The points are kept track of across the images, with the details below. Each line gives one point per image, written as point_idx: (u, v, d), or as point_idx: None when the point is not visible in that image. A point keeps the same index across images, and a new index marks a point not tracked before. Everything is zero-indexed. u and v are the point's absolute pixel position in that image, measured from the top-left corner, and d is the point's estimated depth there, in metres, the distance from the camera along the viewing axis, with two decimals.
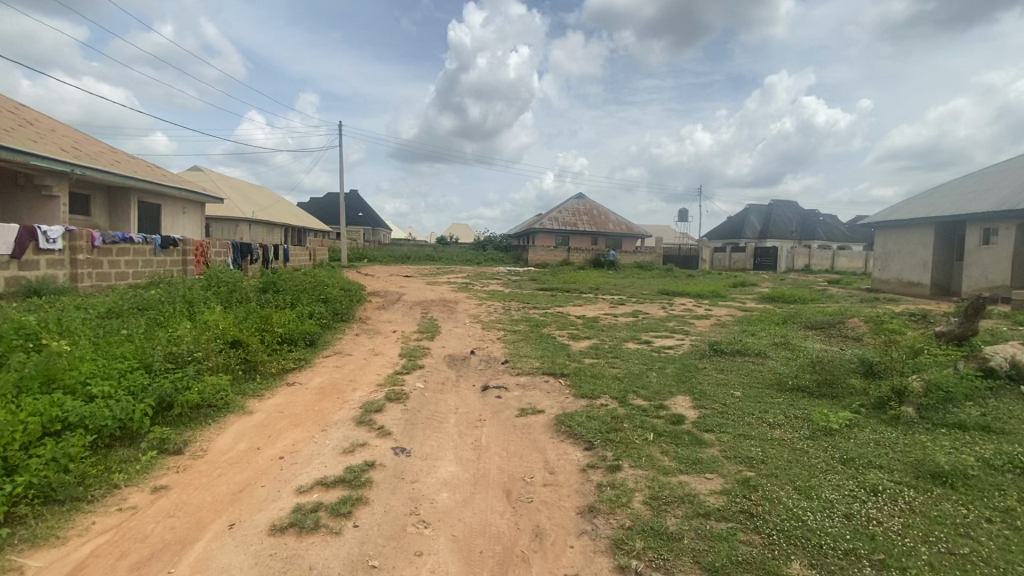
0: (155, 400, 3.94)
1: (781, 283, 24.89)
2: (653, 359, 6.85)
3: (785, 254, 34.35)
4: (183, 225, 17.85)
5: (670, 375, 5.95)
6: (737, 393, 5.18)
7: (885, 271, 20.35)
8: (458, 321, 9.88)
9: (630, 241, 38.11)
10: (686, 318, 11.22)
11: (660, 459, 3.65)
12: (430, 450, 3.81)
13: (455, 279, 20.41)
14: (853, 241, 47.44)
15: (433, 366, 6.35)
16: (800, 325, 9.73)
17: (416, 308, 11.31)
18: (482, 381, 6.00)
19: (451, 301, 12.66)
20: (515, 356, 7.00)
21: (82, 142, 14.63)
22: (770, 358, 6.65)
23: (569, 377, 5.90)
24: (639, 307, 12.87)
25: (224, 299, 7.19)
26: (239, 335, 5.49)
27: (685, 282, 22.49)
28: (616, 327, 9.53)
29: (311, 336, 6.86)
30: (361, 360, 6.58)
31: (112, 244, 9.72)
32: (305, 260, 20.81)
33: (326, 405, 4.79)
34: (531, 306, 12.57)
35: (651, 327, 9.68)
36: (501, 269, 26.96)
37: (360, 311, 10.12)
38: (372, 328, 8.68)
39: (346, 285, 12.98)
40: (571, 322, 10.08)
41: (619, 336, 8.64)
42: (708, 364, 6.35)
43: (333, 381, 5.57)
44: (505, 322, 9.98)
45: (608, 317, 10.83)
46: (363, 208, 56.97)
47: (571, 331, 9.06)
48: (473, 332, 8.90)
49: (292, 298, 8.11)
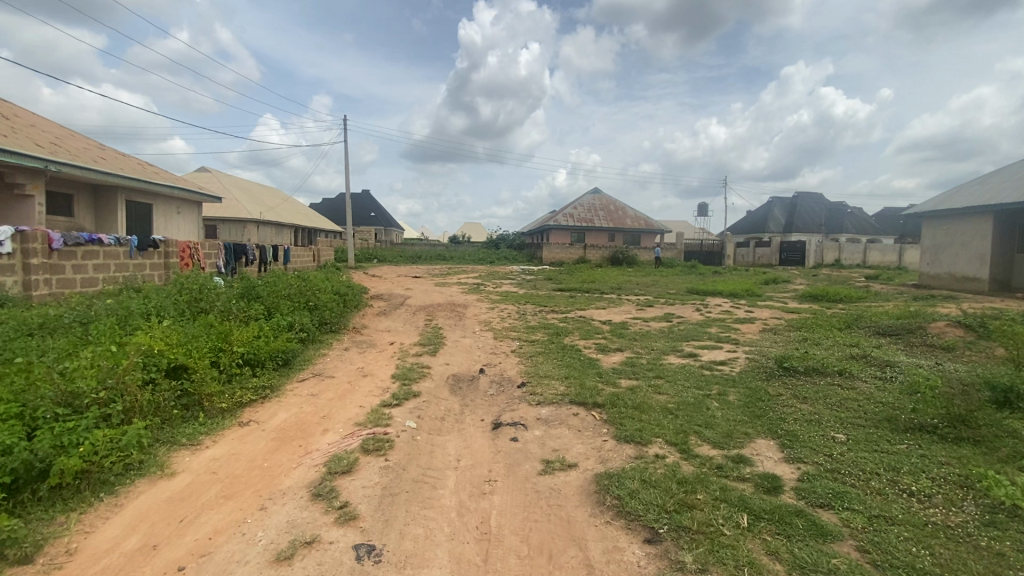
0: (19, 468, 2.68)
1: (815, 280, 23.17)
2: (707, 380, 5.47)
3: (814, 249, 32.49)
4: (178, 226, 16.86)
5: (738, 407, 4.56)
6: (840, 437, 3.80)
7: (935, 266, 18.60)
8: (467, 330, 8.58)
9: (649, 237, 36.46)
10: (729, 323, 9.77)
11: (771, 570, 2.33)
12: (413, 549, 2.53)
13: (466, 280, 19.13)
14: (884, 234, 45.13)
15: (431, 391, 5.05)
16: (870, 331, 8.23)
17: (420, 313, 10.06)
18: (493, 414, 4.70)
19: (459, 305, 11.35)
20: (534, 376, 5.68)
21: (64, 138, 13.66)
22: (859, 379, 5.23)
23: (605, 410, 4.57)
24: (671, 309, 11.42)
25: (184, 309, 5.96)
26: (184, 360, 4.34)
27: (713, 279, 20.92)
28: (651, 336, 8.13)
29: (284, 355, 5.62)
30: (344, 385, 5.31)
31: (77, 246, 8.59)
32: (308, 261, 19.69)
33: (279, 459, 3.54)
34: (549, 310, 11.23)
35: (692, 335, 8.28)
36: (514, 268, 25.64)
37: (355, 320, 8.86)
38: (364, 341, 7.40)
39: (345, 288, 11.78)
40: (598, 330, 8.71)
41: (656, 347, 7.27)
42: (782, 389, 4.95)
43: (301, 418, 4.31)
44: (521, 330, 8.66)
45: (640, 323, 9.45)
46: (375, 208, 56.09)
47: (598, 340, 7.72)
48: (484, 344, 7.58)
49: (270, 306, 6.88)
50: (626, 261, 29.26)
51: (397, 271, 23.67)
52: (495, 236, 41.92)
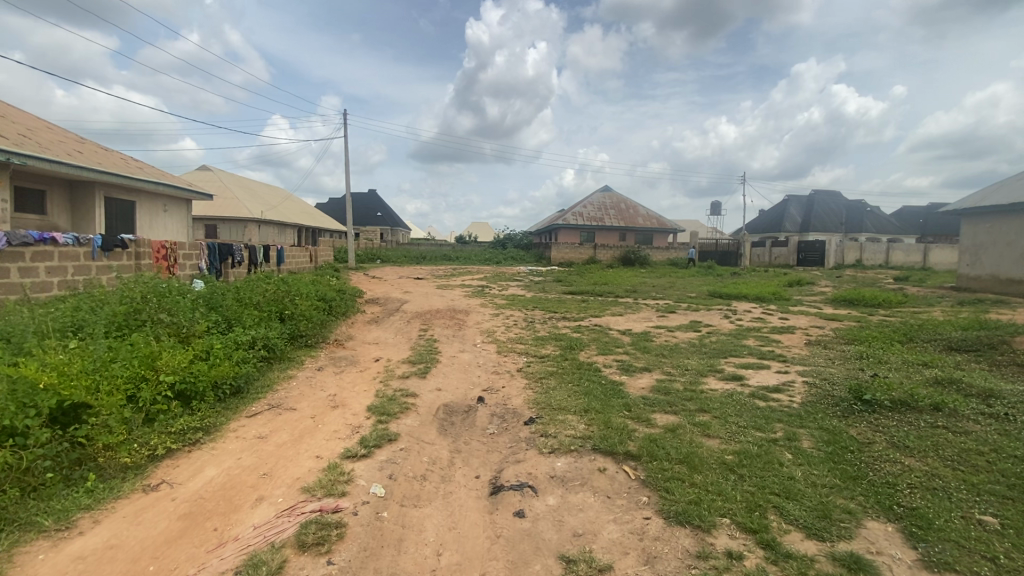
0: None
1: (841, 282, 21.85)
2: (766, 417, 4.30)
3: (833, 249, 31.10)
4: (165, 225, 15.89)
5: (821, 462, 3.39)
6: (992, 525, 2.62)
7: (975, 266, 17.21)
8: (467, 342, 7.44)
9: (661, 237, 35.20)
10: (766, 334, 8.56)
11: None
12: None
13: (470, 282, 17.99)
14: (905, 233, 43.52)
15: (414, 433, 3.92)
16: (937, 346, 7.01)
17: (415, 321, 8.94)
18: (493, 467, 3.58)
19: (461, 311, 10.20)
20: (546, 409, 4.53)
21: (36, 130, 12.68)
22: (966, 419, 4.03)
23: (641, 464, 3.42)
24: (697, 317, 10.24)
25: (116, 323, 4.87)
26: (81, 398, 3.22)
27: (734, 281, 19.66)
28: (681, 351, 6.95)
29: (234, 382, 4.53)
30: (304, 423, 4.20)
31: (24, 246, 7.54)
32: (305, 262, 18.65)
33: (176, 556, 2.44)
34: (560, 317, 10.08)
35: (729, 351, 7.08)
36: (521, 269, 24.47)
37: (339, 331, 7.75)
38: (343, 358, 6.29)
39: (335, 292, 10.69)
40: (618, 342, 7.54)
41: (689, 366, 6.11)
42: (872, 433, 3.77)
43: (232, 479, 3.20)
44: (529, 343, 7.50)
45: (665, 335, 8.27)
46: (380, 207, 55.20)
47: (620, 356, 6.57)
48: (486, 361, 6.43)
49: (230, 318, 5.78)
50: (638, 261, 28.06)
51: (399, 271, 23.35)
52: (502, 236, 40.85)
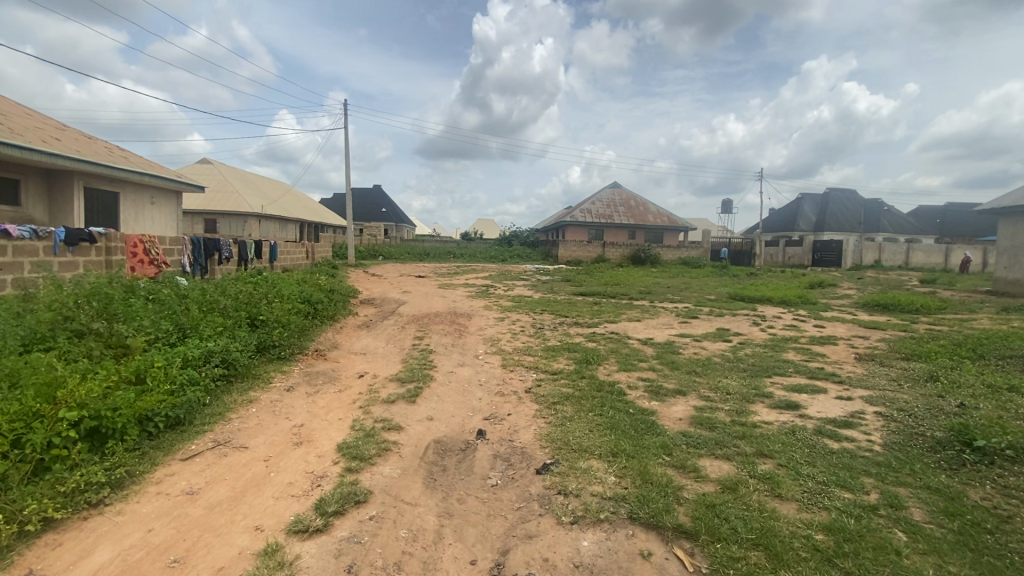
0: None
1: (864, 284, 20.72)
2: (849, 469, 3.33)
3: (851, 249, 29.99)
4: (153, 218, 15.02)
5: (954, 551, 2.44)
6: None
7: (1013, 270, 16.11)
8: (467, 353, 6.49)
9: (672, 234, 34.13)
10: (807, 347, 7.55)
11: None
12: None
13: (474, 281, 17.05)
14: (924, 233, 42.14)
15: (392, 491, 2.98)
16: (1017, 365, 6.00)
17: (410, 327, 8.00)
18: (495, 546, 2.63)
19: (463, 315, 9.26)
20: (564, 451, 3.57)
21: (10, 115, 11.82)
22: None
23: (701, 550, 2.47)
24: (724, 324, 9.25)
25: (35, 335, 3.97)
26: None
27: (752, 283, 18.64)
28: (716, 368, 5.97)
29: (172, 413, 3.62)
30: (254, 469, 3.28)
31: None
32: (301, 258, 17.77)
33: None
34: (572, 322, 9.10)
35: (771, 367, 6.09)
36: (528, 267, 23.51)
37: (323, 338, 6.81)
38: (322, 374, 5.36)
39: (327, 292, 9.77)
40: (642, 355, 6.57)
41: (731, 389, 5.13)
42: (1009, 505, 2.80)
43: (128, 569, 2.29)
44: (538, 355, 6.53)
45: (693, 346, 7.29)
46: (386, 203, 54.36)
47: (646, 374, 5.61)
48: (488, 379, 5.47)
49: (186, 326, 4.87)
50: (649, 260, 27.09)
51: (399, 271, 21.15)
52: (508, 232, 39.95)
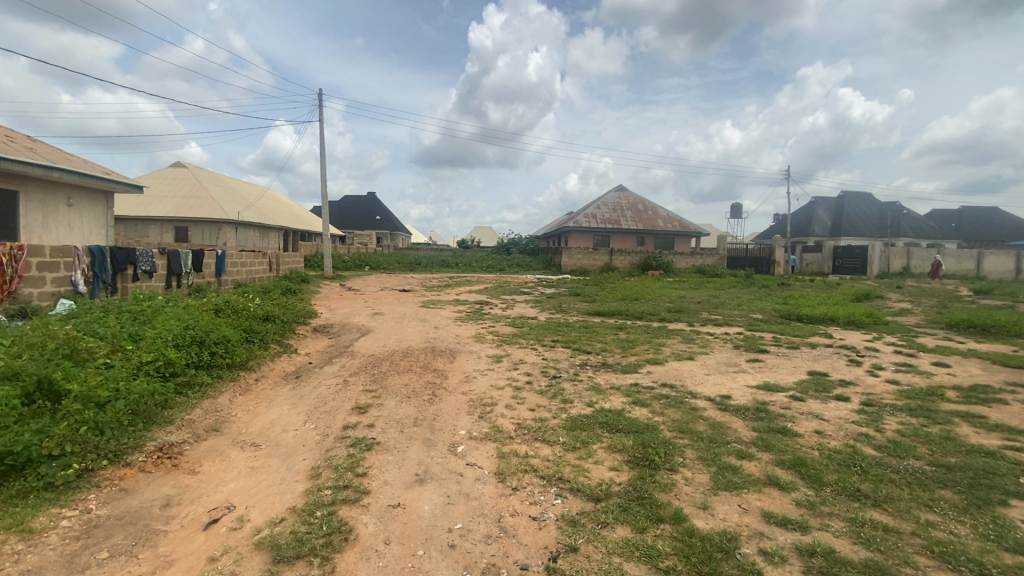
0: None
1: (912, 296, 18.13)
2: None
3: (878, 255, 27.43)
4: (70, 225, 12.28)
5: None
6: None
7: None
8: (438, 444, 3.72)
9: (683, 240, 31.51)
10: (978, 412, 4.77)
11: None
12: None
13: (466, 297, 14.30)
14: (945, 239, 39.61)
15: None
16: None
17: (357, 379, 5.22)
18: None
19: (442, 354, 6.50)
20: None
21: None
22: None
23: None
24: (812, 366, 6.47)
25: None
26: None
27: (792, 297, 15.95)
28: (892, 484, 3.21)
29: None
30: None
31: None
32: (263, 271, 15.02)
33: None
34: (599, 364, 6.33)
35: (984, 475, 3.35)
36: (529, 278, 20.87)
37: (197, 414, 4.06)
38: (126, 525, 2.66)
39: (255, 321, 7.01)
40: (736, 446, 3.82)
41: (988, 565, 2.39)
42: None
43: None
44: (560, 445, 3.78)
45: (803, 417, 4.52)
46: (379, 210, 51.72)
47: (777, 512, 2.87)
48: (468, 527, 2.72)
49: None
50: (659, 269, 24.55)
51: (385, 280, 20.01)
52: (506, 240, 37.41)
